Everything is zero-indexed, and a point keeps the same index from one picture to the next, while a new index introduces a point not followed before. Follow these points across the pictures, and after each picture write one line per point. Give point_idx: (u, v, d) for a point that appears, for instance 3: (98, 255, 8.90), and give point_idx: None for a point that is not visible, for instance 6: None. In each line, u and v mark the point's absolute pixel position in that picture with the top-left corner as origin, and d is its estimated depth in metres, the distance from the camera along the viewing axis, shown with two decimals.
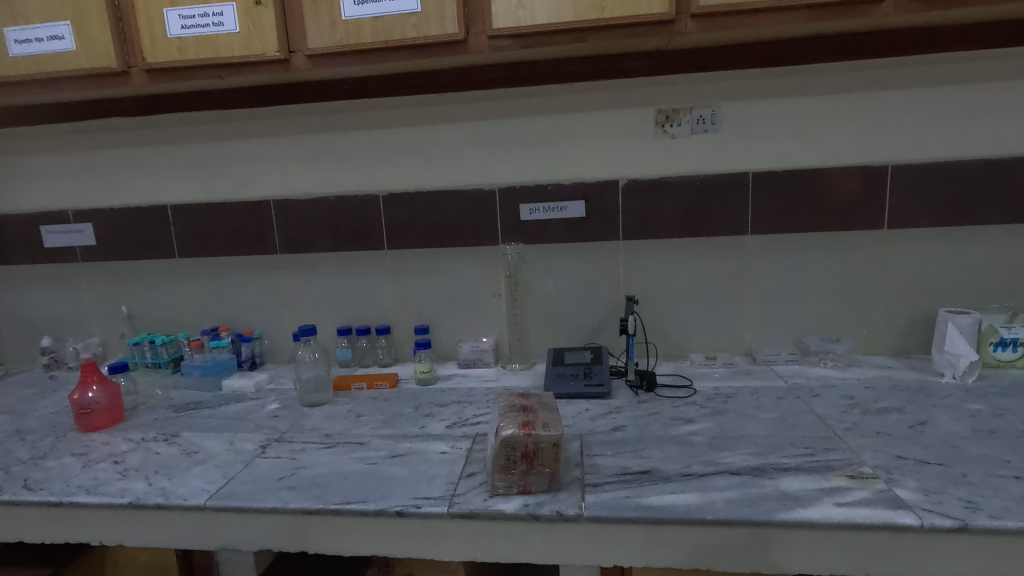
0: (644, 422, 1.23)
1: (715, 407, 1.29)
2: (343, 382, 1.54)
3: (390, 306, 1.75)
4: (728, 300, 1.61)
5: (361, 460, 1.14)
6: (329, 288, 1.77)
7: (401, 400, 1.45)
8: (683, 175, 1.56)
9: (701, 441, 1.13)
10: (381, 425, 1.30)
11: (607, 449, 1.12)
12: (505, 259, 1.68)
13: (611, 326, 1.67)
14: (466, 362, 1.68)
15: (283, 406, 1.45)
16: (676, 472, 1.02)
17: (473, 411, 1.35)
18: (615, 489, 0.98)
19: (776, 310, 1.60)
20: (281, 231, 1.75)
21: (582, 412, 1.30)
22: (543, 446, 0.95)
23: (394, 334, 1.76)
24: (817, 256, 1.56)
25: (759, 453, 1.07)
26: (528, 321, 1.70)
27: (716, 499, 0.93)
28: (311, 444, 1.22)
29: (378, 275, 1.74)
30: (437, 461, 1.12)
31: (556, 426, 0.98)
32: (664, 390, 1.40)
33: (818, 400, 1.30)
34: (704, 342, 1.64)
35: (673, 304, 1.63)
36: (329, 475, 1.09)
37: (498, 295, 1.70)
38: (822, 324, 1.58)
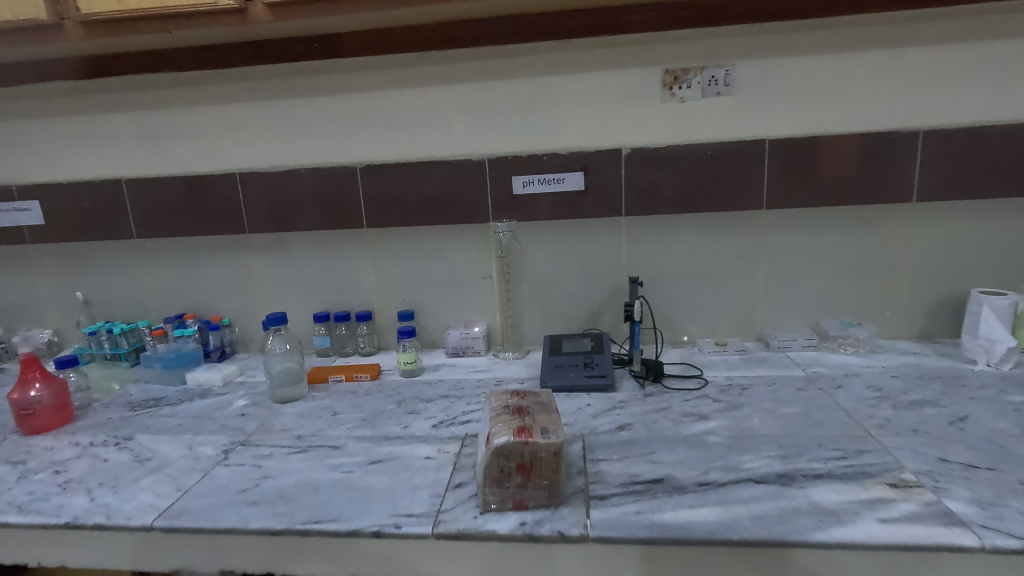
0: (653, 420, 1.11)
1: (730, 401, 1.17)
2: (320, 375, 1.40)
3: (371, 289, 1.61)
4: (739, 282, 1.48)
5: (335, 467, 1.01)
6: (305, 271, 1.62)
7: (382, 395, 1.32)
8: (693, 143, 1.41)
9: (718, 442, 1.01)
10: (359, 424, 1.17)
11: (613, 452, 0.99)
12: (496, 237, 1.53)
13: (613, 310, 1.53)
14: (454, 351, 1.54)
15: (252, 402, 1.31)
16: (693, 481, 0.90)
17: (462, 407, 1.22)
18: (624, 503, 0.85)
19: (792, 291, 1.47)
20: (249, 208, 1.59)
21: (583, 408, 1.17)
22: (542, 456, 0.83)
23: (376, 321, 1.62)
24: (838, 232, 1.42)
25: (784, 457, 0.95)
26: (522, 305, 1.56)
27: (742, 514, 0.81)
28: (280, 449, 1.09)
29: (358, 255, 1.59)
30: (421, 468, 0.99)
31: (556, 431, 0.85)
32: (672, 381, 1.28)
33: (842, 391, 1.18)
34: (712, 327, 1.51)
35: (680, 285, 1.50)
36: (298, 487, 0.95)
37: (489, 277, 1.56)
38: (841, 306, 1.46)
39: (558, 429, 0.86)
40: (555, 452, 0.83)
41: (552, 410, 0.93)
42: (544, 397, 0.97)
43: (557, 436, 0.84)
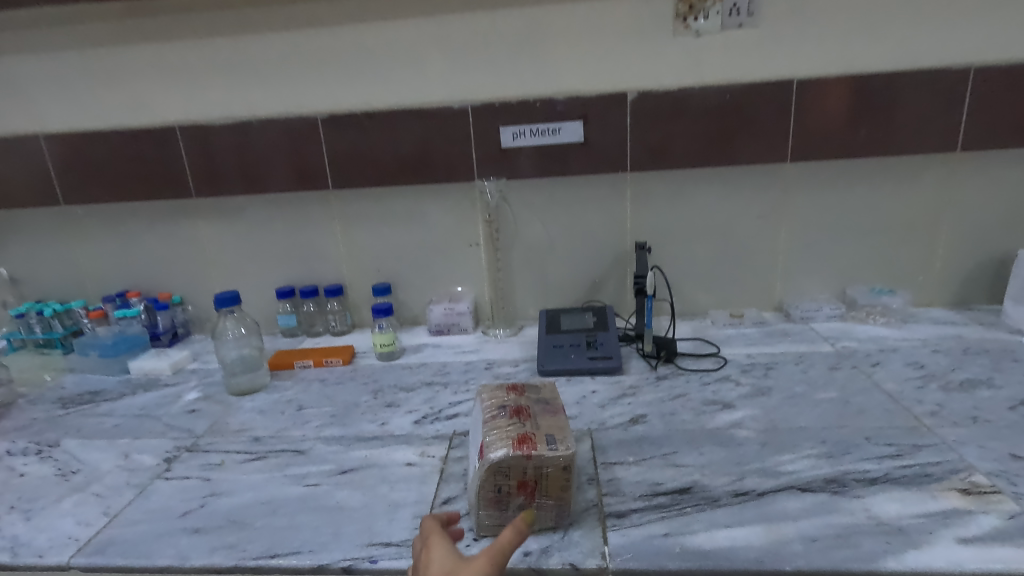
0: (670, 410, 0.96)
1: (755, 386, 1.02)
2: (286, 360, 1.23)
3: (341, 260, 1.41)
4: (757, 246, 1.32)
5: (299, 479, 0.85)
6: (264, 240, 1.42)
7: (356, 383, 1.15)
8: (710, 85, 1.22)
9: (750, 438, 0.86)
10: (329, 421, 1.00)
11: (629, 453, 0.84)
12: (482, 199, 1.34)
13: (615, 280, 1.37)
14: (438, 329, 1.37)
15: (205, 395, 1.13)
16: (727, 491, 0.75)
17: (448, 398, 1.06)
18: (648, 524, 0.70)
19: (816, 256, 1.31)
20: (194, 168, 1.36)
21: (588, 396, 1.01)
22: (549, 472, 0.67)
23: (349, 296, 1.44)
24: (870, 188, 1.26)
25: (829, 456, 0.81)
26: (513, 275, 1.38)
27: (792, 536, 0.67)
28: (233, 455, 0.92)
29: (324, 222, 1.39)
30: (402, 479, 0.83)
31: (565, 439, 0.69)
32: (687, 361, 1.13)
33: (881, 370, 1.04)
34: (726, 297, 1.36)
35: (691, 251, 1.33)
36: (252, 508, 0.79)
37: (476, 244, 1.37)
38: (869, 272, 1.31)
39: (568, 436, 0.70)
40: (565, 466, 0.67)
41: (558, 411, 0.77)
42: (547, 394, 0.81)
43: (568, 446, 0.68)
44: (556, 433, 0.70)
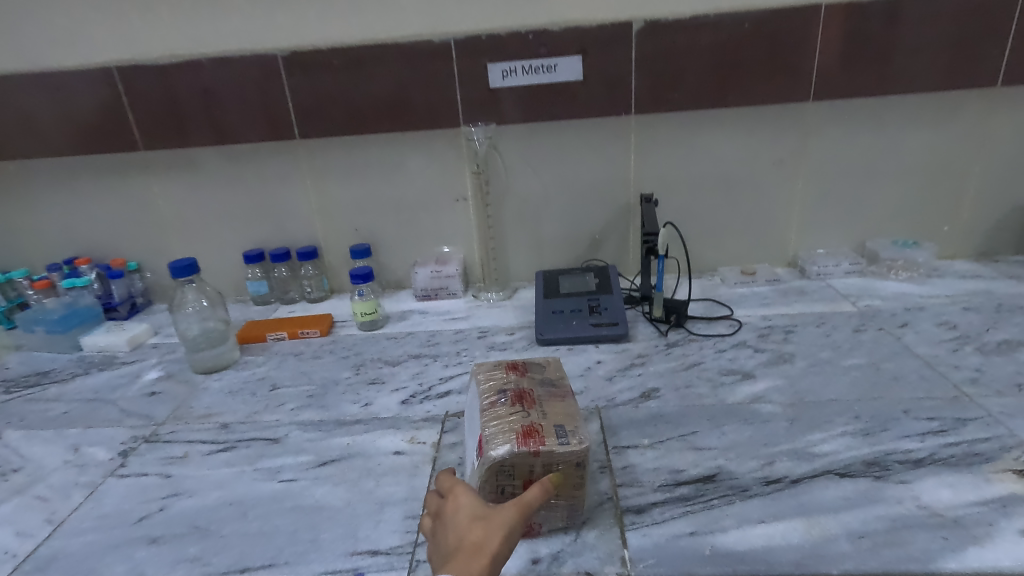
0: (685, 383, 0.87)
1: (776, 352, 0.93)
2: (257, 333, 1.11)
3: (315, 219, 1.28)
4: (773, 196, 1.20)
5: (272, 474, 0.75)
6: (227, 198, 1.27)
7: (336, 357, 1.04)
8: (727, 11, 1.06)
9: (776, 414, 0.78)
10: (306, 403, 0.90)
11: (643, 435, 0.75)
12: (470, 147, 1.19)
13: (617, 236, 1.25)
14: (425, 294, 1.25)
15: (167, 374, 1.02)
16: (756, 479, 0.67)
17: (438, 372, 0.96)
18: (671, 522, 0.62)
19: (835, 206, 1.20)
20: (139, 116, 1.19)
21: (593, 368, 0.92)
22: (559, 468, 0.58)
23: (325, 259, 1.30)
24: (899, 130, 1.14)
25: (867, 434, 0.73)
26: (506, 233, 1.26)
27: (836, 532, 0.59)
28: (198, 446, 0.81)
29: (293, 177, 1.24)
30: (389, 471, 0.73)
31: (577, 429, 0.60)
32: (698, 325, 1.03)
33: (910, 331, 0.96)
34: (737, 252, 1.25)
35: (700, 202, 1.21)
36: (219, 510, 0.69)
37: (464, 199, 1.24)
38: (891, 222, 1.21)
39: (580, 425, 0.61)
40: (578, 462, 0.58)
41: (568, 393, 0.67)
42: (552, 373, 0.72)
43: (581, 438, 0.59)
44: (567, 421, 0.61)
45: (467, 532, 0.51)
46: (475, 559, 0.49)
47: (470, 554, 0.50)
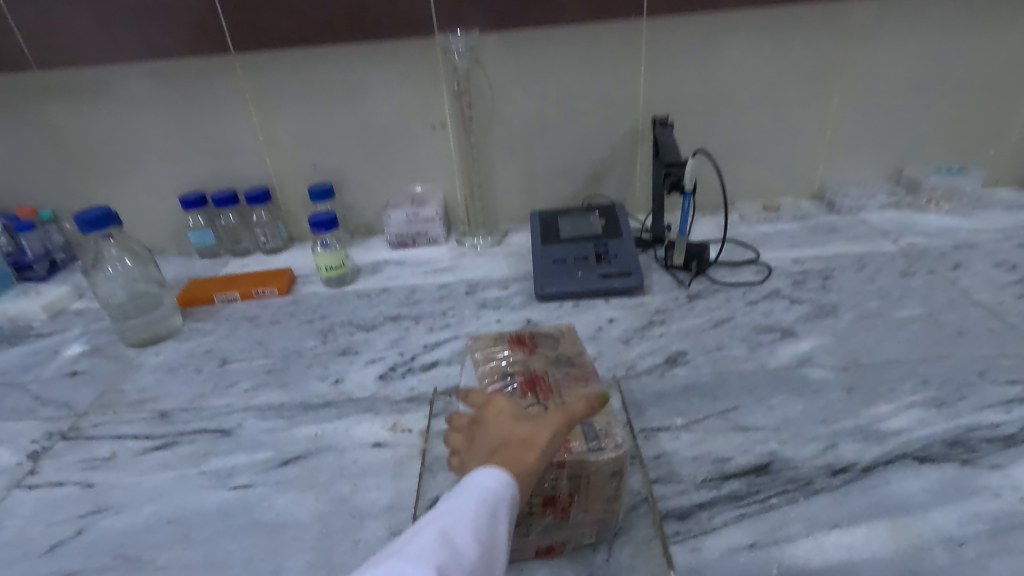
0: (716, 344, 0.73)
1: (816, 304, 0.80)
2: (202, 294, 0.93)
3: (264, 154, 1.07)
4: (803, 118, 1.03)
5: (221, 479, 0.60)
6: (153, 131, 1.04)
7: (299, 321, 0.87)
8: None
9: (830, 382, 0.65)
10: (264, 381, 0.74)
11: (675, 414, 0.63)
12: (447, 62, 0.98)
13: (623, 169, 1.08)
14: (401, 241, 1.08)
15: (92, 349, 0.84)
16: (819, 468, 0.55)
17: (421, 337, 0.80)
18: (724, 530, 0.50)
19: (873, 128, 1.04)
20: (24, 25, 0.94)
21: (606, 329, 0.78)
22: (590, 478, 0.46)
23: (280, 203, 1.11)
24: (954, 35, 0.97)
25: (941, 404, 0.61)
26: (493, 166, 1.08)
27: (929, 539, 0.48)
28: (128, 443, 0.66)
29: (232, 102, 1.02)
30: (368, 470, 0.59)
31: (610, 428, 0.48)
32: (721, 272, 0.89)
33: (966, 274, 0.83)
34: (757, 185, 1.10)
35: (720, 126, 1.04)
36: (154, 533, 0.55)
37: (441, 126, 1.04)
38: (934, 146, 1.06)
39: (614, 419, 0.49)
40: (616, 470, 0.46)
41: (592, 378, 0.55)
42: (568, 351, 0.59)
43: (617, 441, 0.46)
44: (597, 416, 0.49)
45: (510, 431, 0.46)
46: (523, 456, 0.44)
47: (517, 451, 0.45)
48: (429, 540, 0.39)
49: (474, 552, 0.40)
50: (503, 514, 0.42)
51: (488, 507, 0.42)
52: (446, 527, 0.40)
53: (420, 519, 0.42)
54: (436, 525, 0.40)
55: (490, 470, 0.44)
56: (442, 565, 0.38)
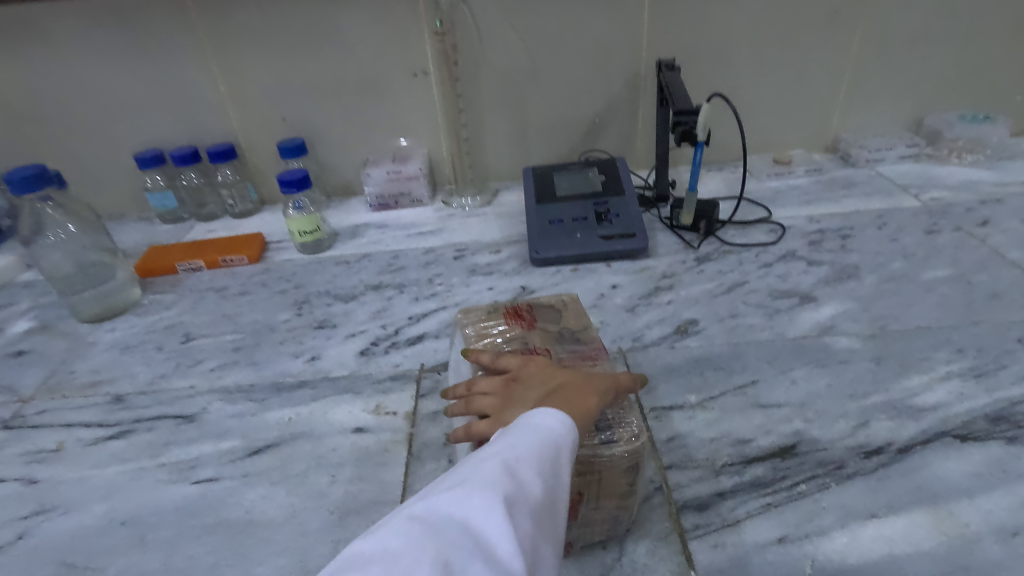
0: (729, 312, 0.67)
1: (836, 265, 0.73)
2: (163, 263, 0.84)
3: (226, 107, 0.96)
4: (821, 61, 0.94)
5: (183, 472, 0.54)
6: (99, 80, 0.93)
7: (271, 291, 0.79)
8: None
9: (856, 352, 0.59)
10: (231, 360, 0.67)
11: (689, 390, 0.57)
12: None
13: (623, 119, 0.99)
14: (382, 202, 0.99)
15: (40, 325, 0.76)
16: (851, 450, 0.49)
17: (406, 308, 0.73)
18: (748, 523, 0.45)
19: (895, 73, 0.96)
20: None
21: (608, 297, 0.71)
22: (601, 474, 0.41)
23: (247, 161, 1.01)
24: None
25: (980, 375, 0.55)
26: (482, 119, 0.98)
27: (978, 529, 0.43)
28: (78, 433, 0.59)
29: (186, 47, 0.90)
30: (348, 460, 0.53)
31: (624, 417, 0.44)
32: (731, 233, 0.82)
33: (995, 231, 0.77)
34: (767, 136, 1.02)
35: (730, 72, 0.95)
36: (105, 536, 0.48)
37: (423, 74, 0.94)
38: (958, 93, 0.98)
39: (628, 407, 0.45)
40: (632, 464, 0.42)
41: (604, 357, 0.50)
42: (573, 326, 0.52)
43: (633, 433, 0.42)
44: (609, 404, 0.45)
45: (564, 378, 0.44)
46: (589, 396, 0.43)
47: (580, 393, 0.43)
48: (491, 471, 0.36)
49: (540, 490, 0.36)
50: (566, 454, 0.39)
51: (551, 445, 0.39)
52: (510, 458, 0.37)
53: (477, 452, 0.39)
54: (498, 456, 0.37)
55: (548, 406, 0.42)
56: (509, 495, 0.35)
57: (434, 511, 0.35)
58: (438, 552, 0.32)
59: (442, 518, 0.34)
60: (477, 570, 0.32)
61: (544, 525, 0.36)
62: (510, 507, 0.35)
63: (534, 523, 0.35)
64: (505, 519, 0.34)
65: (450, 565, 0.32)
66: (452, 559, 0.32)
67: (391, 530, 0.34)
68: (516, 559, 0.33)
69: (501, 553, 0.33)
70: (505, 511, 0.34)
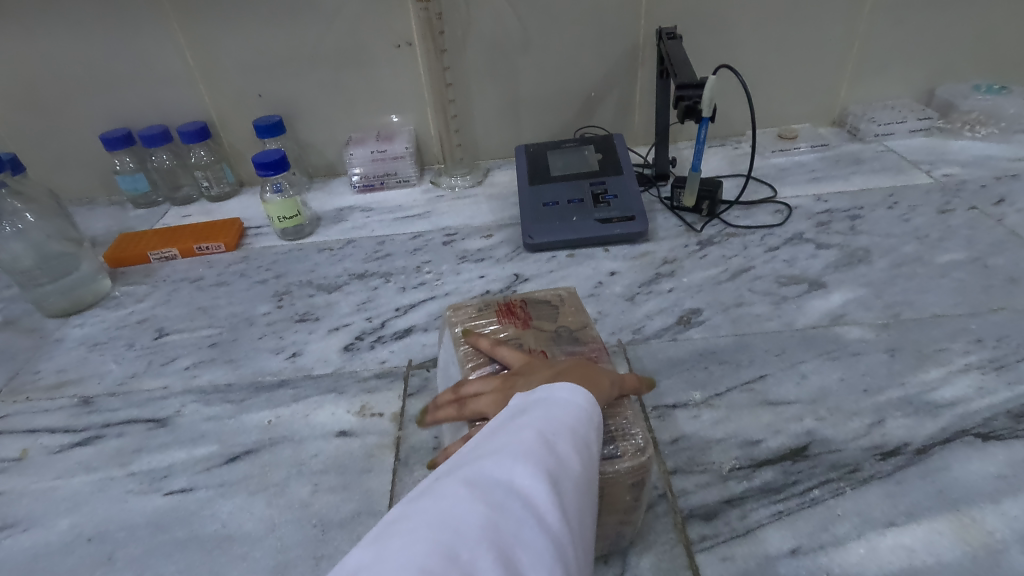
0: (735, 300, 0.63)
1: (846, 248, 0.70)
2: (135, 252, 0.80)
3: (197, 82, 0.90)
4: (831, 28, 0.89)
5: (155, 482, 0.50)
6: (58, 54, 0.87)
7: (249, 281, 0.75)
8: None
9: (869, 343, 0.56)
10: (207, 357, 0.63)
11: (694, 386, 0.53)
12: None
13: (620, 93, 0.94)
14: (367, 182, 0.94)
15: (4, 321, 0.72)
16: (866, 450, 0.46)
17: (394, 298, 0.69)
18: (759, 533, 0.42)
19: (907, 41, 0.91)
20: None
21: (606, 285, 0.68)
22: (604, 492, 0.38)
23: (222, 141, 0.95)
24: None
25: (1000, 367, 0.52)
26: (471, 93, 0.92)
27: (1004, 538, 0.40)
28: (43, 439, 0.55)
29: (150, 17, 0.84)
30: (331, 467, 0.50)
31: (628, 427, 0.40)
32: (735, 214, 0.78)
33: (1011, 210, 0.73)
34: (771, 110, 0.97)
35: (734, 41, 0.89)
36: (70, 555, 0.45)
37: (408, 45, 0.88)
38: (972, 62, 0.93)
39: (634, 414, 0.41)
40: (637, 480, 0.38)
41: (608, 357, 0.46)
42: (571, 324, 0.49)
43: (639, 445, 0.39)
44: (613, 412, 0.41)
45: (569, 363, 0.42)
46: (596, 379, 0.40)
47: (588, 373, 0.40)
48: (531, 442, 0.34)
49: (578, 465, 0.34)
50: (596, 433, 0.37)
51: (583, 421, 0.36)
52: (547, 430, 0.35)
53: (509, 421, 0.36)
54: (537, 427, 0.35)
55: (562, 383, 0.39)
56: (551, 469, 0.33)
57: (477, 479, 0.31)
58: (489, 521, 0.29)
59: (487, 486, 0.31)
60: (529, 545, 0.29)
61: (586, 500, 0.34)
62: (556, 481, 0.32)
63: (577, 498, 0.33)
64: (549, 493, 0.31)
65: (501, 537, 0.29)
66: (503, 531, 0.29)
67: (432, 497, 0.30)
68: (564, 536, 0.31)
69: (550, 525, 0.31)
70: (552, 486, 0.32)
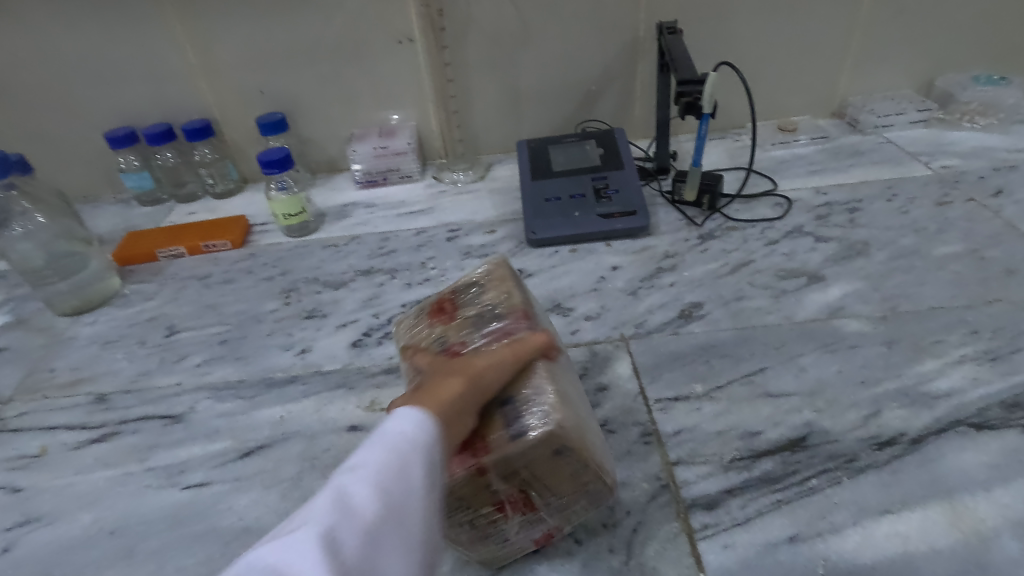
0: (735, 294, 0.65)
1: (845, 241, 0.71)
2: (143, 250, 0.81)
3: (198, 79, 0.90)
4: (830, 20, 0.89)
5: (171, 477, 0.52)
6: (60, 52, 0.87)
7: (256, 278, 0.76)
8: None
9: (867, 335, 0.57)
10: (218, 354, 0.64)
11: (695, 379, 0.55)
12: None
13: (621, 86, 0.94)
14: (370, 178, 0.95)
15: (16, 320, 0.73)
16: (863, 441, 0.48)
17: (399, 294, 0.70)
18: (759, 521, 0.43)
19: (907, 32, 0.91)
20: None
21: (608, 279, 0.69)
22: (536, 466, 0.39)
23: (225, 137, 0.96)
24: None
25: (994, 358, 0.53)
26: (472, 88, 0.93)
27: (995, 525, 0.41)
28: (61, 435, 0.57)
29: (151, 15, 0.84)
30: (342, 460, 0.51)
31: (534, 398, 0.40)
32: (736, 208, 0.79)
33: (1008, 202, 0.74)
34: (771, 102, 0.97)
35: (734, 34, 0.90)
36: (92, 548, 0.47)
37: (408, 41, 0.88)
38: (972, 53, 0.93)
39: (541, 384, 0.40)
40: (557, 448, 0.38)
41: (523, 322, 0.44)
42: (495, 298, 0.47)
43: (544, 416, 0.39)
44: (511, 394, 0.41)
45: (455, 362, 0.42)
46: (469, 373, 0.40)
47: (465, 371, 0.40)
48: (331, 506, 0.31)
49: (386, 515, 0.32)
50: (427, 462, 0.35)
51: (409, 454, 0.34)
52: (354, 484, 0.32)
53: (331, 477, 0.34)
54: (343, 485, 0.32)
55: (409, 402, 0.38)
56: (343, 532, 0.31)
57: (260, 564, 0.29)
58: None
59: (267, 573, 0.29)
60: None
61: (401, 551, 0.32)
62: (348, 546, 0.30)
63: (381, 552, 0.31)
64: (334, 562, 0.29)
65: None
66: None
67: None
68: None
69: None
70: (343, 554, 0.30)
